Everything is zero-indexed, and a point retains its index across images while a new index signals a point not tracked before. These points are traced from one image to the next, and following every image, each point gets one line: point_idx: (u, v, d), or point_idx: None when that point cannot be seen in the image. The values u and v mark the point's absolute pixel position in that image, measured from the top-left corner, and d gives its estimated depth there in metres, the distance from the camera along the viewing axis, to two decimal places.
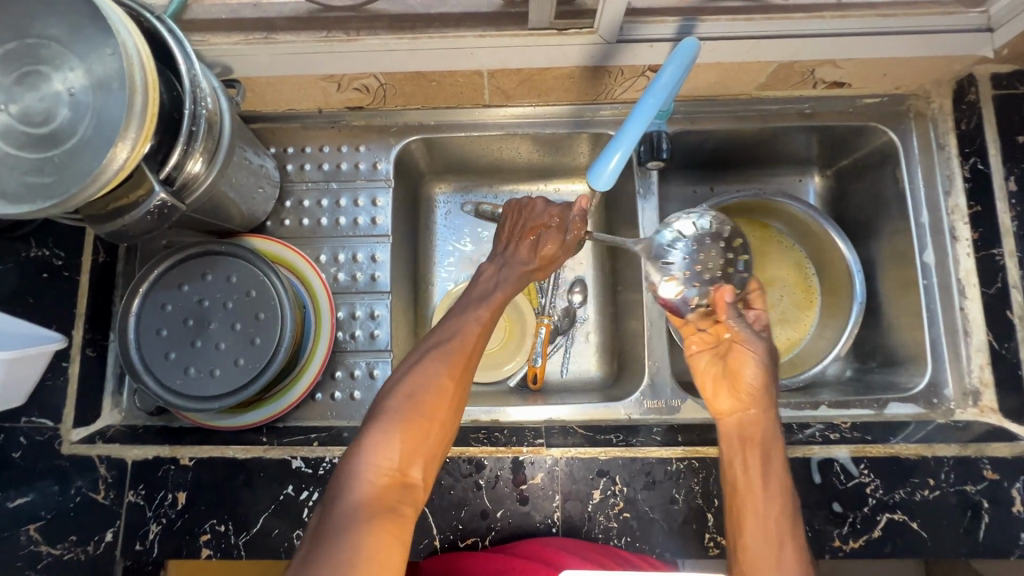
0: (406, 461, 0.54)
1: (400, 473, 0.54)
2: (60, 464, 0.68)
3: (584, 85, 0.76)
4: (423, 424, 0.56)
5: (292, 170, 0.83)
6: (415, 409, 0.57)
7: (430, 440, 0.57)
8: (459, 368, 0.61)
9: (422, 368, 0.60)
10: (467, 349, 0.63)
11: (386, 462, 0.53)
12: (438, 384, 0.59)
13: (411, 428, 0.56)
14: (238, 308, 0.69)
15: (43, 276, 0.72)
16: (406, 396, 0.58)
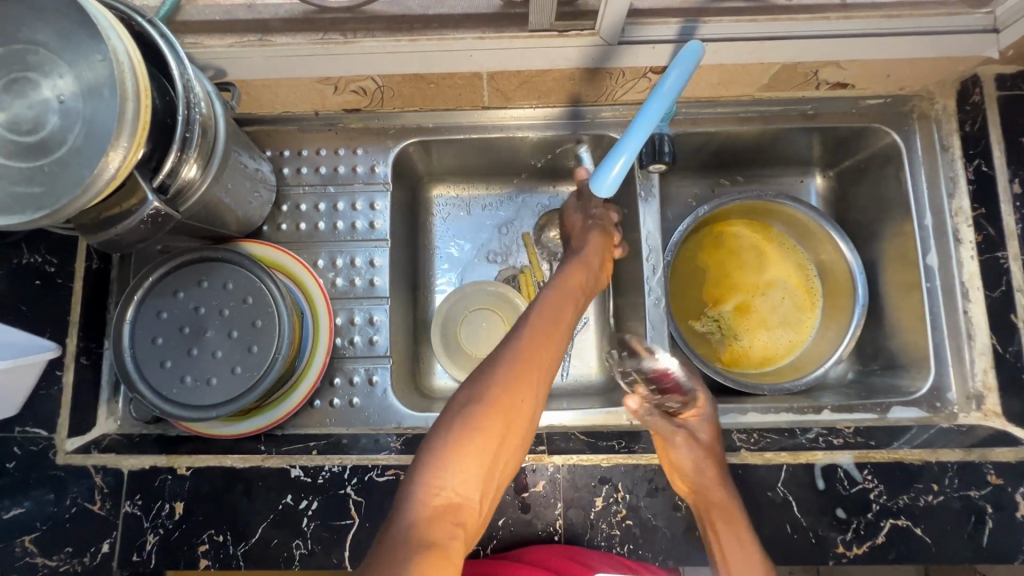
0: (461, 481, 0.50)
1: (453, 496, 0.50)
2: (56, 474, 0.67)
3: (585, 86, 0.75)
4: (488, 438, 0.52)
5: (289, 173, 0.82)
6: (476, 423, 0.52)
7: (489, 459, 0.52)
8: (525, 377, 0.56)
9: (484, 377, 0.55)
10: (535, 359, 0.58)
11: (443, 484, 0.50)
12: (501, 397, 0.54)
13: (471, 446, 0.51)
14: (235, 315, 0.68)
15: (36, 283, 0.71)
16: (465, 411, 0.53)
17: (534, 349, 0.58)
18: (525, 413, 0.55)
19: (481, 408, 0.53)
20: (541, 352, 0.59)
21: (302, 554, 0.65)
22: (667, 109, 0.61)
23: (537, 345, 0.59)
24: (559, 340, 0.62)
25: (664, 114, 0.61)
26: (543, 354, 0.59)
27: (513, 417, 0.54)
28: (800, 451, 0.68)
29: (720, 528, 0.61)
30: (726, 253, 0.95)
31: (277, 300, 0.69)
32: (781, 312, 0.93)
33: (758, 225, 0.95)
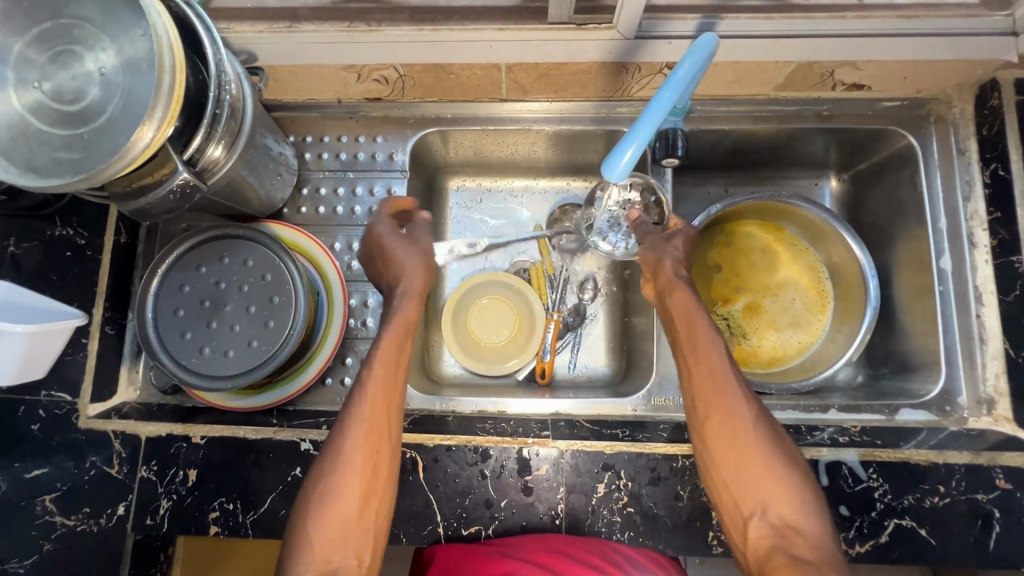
0: (332, 547, 0.54)
1: (326, 562, 0.53)
2: (78, 437, 0.70)
3: (603, 81, 0.76)
4: (348, 507, 0.56)
5: (310, 158, 0.84)
6: (333, 495, 0.56)
7: (357, 517, 0.56)
8: (374, 440, 0.58)
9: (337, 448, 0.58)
10: (384, 419, 0.59)
11: (310, 556, 0.53)
12: (350, 465, 0.57)
13: (329, 517, 0.55)
14: (253, 291, 0.70)
15: (66, 255, 0.74)
16: (320, 490, 0.56)
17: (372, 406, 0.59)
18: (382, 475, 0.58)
19: (332, 483, 0.56)
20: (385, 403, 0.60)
21: None
22: (680, 98, 0.62)
23: (377, 404, 0.59)
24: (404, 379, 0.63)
25: (676, 101, 0.61)
26: (386, 406, 0.60)
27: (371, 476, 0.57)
28: (805, 447, 0.68)
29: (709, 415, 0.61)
30: (736, 252, 0.96)
31: (293, 278, 0.71)
32: (790, 312, 0.93)
33: (770, 225, 0.96)
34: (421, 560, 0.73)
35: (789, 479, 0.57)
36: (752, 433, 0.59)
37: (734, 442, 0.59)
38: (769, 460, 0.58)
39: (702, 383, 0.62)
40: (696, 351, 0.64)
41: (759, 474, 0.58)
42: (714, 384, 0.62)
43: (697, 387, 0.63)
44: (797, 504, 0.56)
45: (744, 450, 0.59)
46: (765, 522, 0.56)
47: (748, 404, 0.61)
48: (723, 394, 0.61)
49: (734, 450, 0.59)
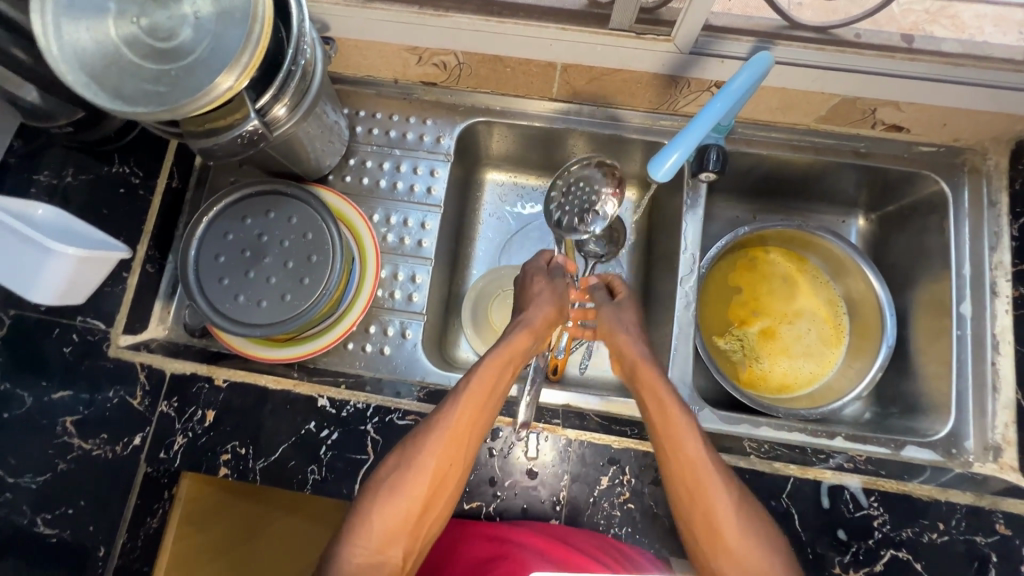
0: (384, 542, 0.60)
1: (378, 554, 0.60)
2: (107, 365, 0.73)
3: (653, 92, 0.79)
4: (406, 518, 0.61)
5: (360, 132, 0.87)
6: (398, 496, 0.61)
7: (410, 525, 0.61)
8: (455, 447, 0.63)
9: (409, 452, 0.63)
10: (467, 426, 0.64)
11: (366, 543, 0.60)
12: (422, 470, 0.62)
13: (392, 515, 0.61)
14: (293, 247, 0.72)
15: (120, 191, 0.77)
16: (387, 484, 0.62)
17: (461, 415, 0.64)
18: (454, 478, 0.63)
19: (405, 478, 0.62)
20: (466, 425, 0.64)
21: (315, 479, 0.68)
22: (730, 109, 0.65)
23: (463, 414, 0.64)
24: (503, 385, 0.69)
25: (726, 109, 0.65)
26: (476, 413, 0.65)
27: (438, 484, 0.62)
28: (809, 467, 0.68)
29: (686, 494, 0.62)
30: (759, 277, 0.98)
31: (333, 241, 0.73)
32: (805, 342, 0.95)
33: (793, 255, 0.98)
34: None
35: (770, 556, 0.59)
36: (744, 527, 0.60)
37: (716, 534, 0.60)
38: (757, 560, 0.59)
39: (682, 478, 0.62)
40: (676, 450, 0.63)
41: (741, 547, 0.59)
42: (699, 471, 0.62)
43: (674, 467, 0.63)
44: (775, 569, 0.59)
45: (728, 548, 0.60)
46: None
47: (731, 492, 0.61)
48: (709, 481, 0.61)
49: (721, 547, 0.60)
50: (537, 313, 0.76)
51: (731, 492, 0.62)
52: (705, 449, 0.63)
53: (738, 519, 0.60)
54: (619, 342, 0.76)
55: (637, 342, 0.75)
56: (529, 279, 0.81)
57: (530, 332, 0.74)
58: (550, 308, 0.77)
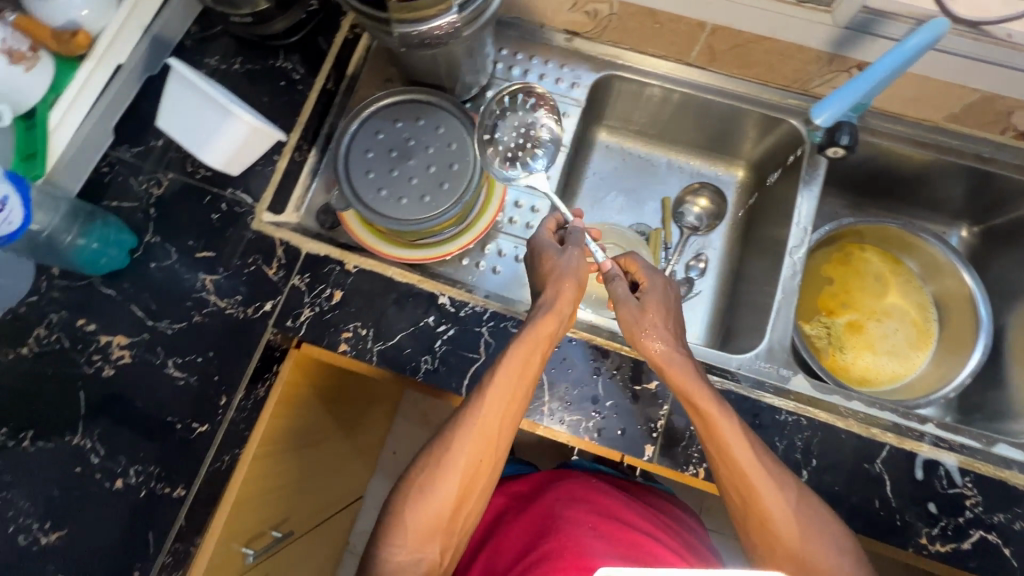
0: (422, 541, 0.64)
1: (418, 550, 0.64)
2: (247, 235, 0.77)
3: (790, 67, 0.82)
4: (439, 520, 0.64)
5: (501, 69, 0.92)
6: (431, 498, 0.64)
7: (446, 521, 0.64)
8: (483, 449, 0.65)
9: (441, 451, 0.66)
10: (494, 432, 0.65)
11: (403, 542, 0.64)
12: (454, 470, 0.65)
13: (426, 516, 0.64)
14: (437, 154, 0.77)
15: (281, 83, 0.83)
16: (419, 483, 0.65)
17: (489, 417, 0.65)
18: (483, 478, 0.66)
19: (438, 480, 0.65)
20: (494, 428, 0.65)
21: (427, 369, 0.72)
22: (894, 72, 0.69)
23: (490, 419, 0.65)
24: (536, 371, 0.67)
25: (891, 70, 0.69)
26: (502, 412, 0.65)
27: (471, 480, 0.65)
28: (906, 438, 0.69)
29: (738, 492, 0.63)
30: (852, 271, 0.99)
31: (475, 155, 0.77)
32: (891, 340, 0.96)
33: (889, 256, 0.99)
34: (517, 476, 0.95)
35: (823, 535, 0.61)
36: (803, 520, 0.61)
37: (774, 522, 0.62)
38: (821, 540, 0.61)
39: (734, 482, 0.63)
40: (726, 459, 0.63)
41: (799, 536, 0.61)
42: (750, 472, 0.62)
43: (730, 471, 0.63)
44: (838, 555, 0.61)
45: (788, 535, 0.61)
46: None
47: (779, 484, 0.62)
48: (761, 484, 0.62)
49: (786, 549, 0.61)
50: (563, 284, 0.69)
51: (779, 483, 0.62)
52: (752, 450, 0.62)
53: (786, 505, 0.62)
54: (654, 328, 0.68)
55: (674, 341, 0.68)
56: (545, 253, 0.72)
57: (557, 315, 0.68)
58: (576, 288, 0.70)
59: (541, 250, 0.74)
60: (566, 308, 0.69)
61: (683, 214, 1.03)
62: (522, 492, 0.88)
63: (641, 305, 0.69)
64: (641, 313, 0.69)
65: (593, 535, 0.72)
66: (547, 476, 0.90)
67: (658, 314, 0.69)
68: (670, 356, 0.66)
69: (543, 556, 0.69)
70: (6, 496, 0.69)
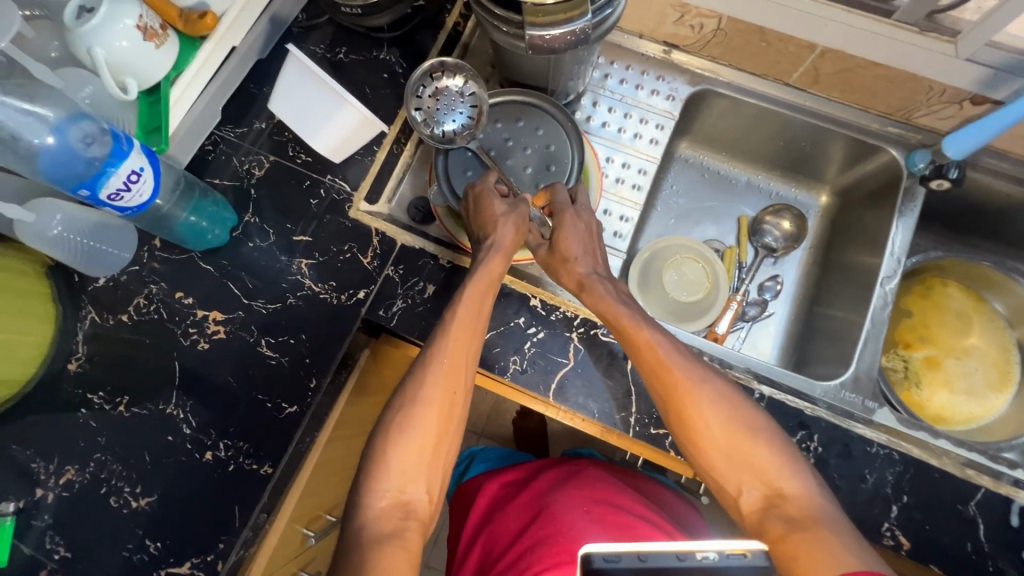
0: (405, 480, 0.62)
1: (401, 494, 0.61)
2: (344, 223, 0.78)
3: (898, 95, 0.81)
4: (414, 457, 0.63)
5: (598, 77, 0.94)
6: (404, 434, 0.63)
7: (427, 460, 0.64)
8: (448, 380, 0.66)
9: (408, 393, 0.66)
10: (452, 361, 0.66)
11: (385, 485, 0.62)
12: (423, 406, 0.65)
13: (401, 451, 0.63)
14: (535, 156, 0.80)
15: (383, 76, 0.85)
16: (392, 427, 0.64)
17: (446, 350, 0.66)
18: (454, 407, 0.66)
19: (409, 418, 0.64)
20: (453, 358, 0.66)
21: (515, 369, 0.73)
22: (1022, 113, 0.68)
23: (449, 353, 0.66)
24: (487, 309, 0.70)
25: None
26: (457, 348, 0.66)
27: (443, 416, 0.65)
28: (1003, 482, 0.67)
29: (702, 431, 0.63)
30: (933, 305, 0.97)
31: (572, 159, 0.80)
32: (971, 379, 0.93)
33: (972, 293, 0.98)
34: (511, 465, 0.95)
35: (761, 433, 0.62)
36: (762, 443, 0.61)
37: (739, 447, 0.61)
38: (777, 457, 0.60)
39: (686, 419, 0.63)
40: (689, 399, 0.63)
41: (753, 455, 0.60)
42: (700, 400, 0.63)
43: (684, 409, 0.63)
44: (777, 468, 0.59)
45: (754, 458, 0.60)
46: (756, 493, 0.59)
47: (725, 404, 0.63)
48: (711, 411, 0.62)
49: (761, 475, 0.60)
50: (505, 231, 0.71)
51: (708, 385, 0.64)
52: (698, 376, 0.64)
53: (723, 410, 0.62)
54: (575, 261, 0.73)
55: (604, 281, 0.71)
56: (486, 199, 0.72)
57: (502, 257, 0.70)
58: (513, 233, 0.72)
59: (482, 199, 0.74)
60: (507, 252, 0.71)
61: (760, 234, 1.01)
62: (516, 478, 0.88)
63: (551, 246, 0.74)
64: (551, 251, 0.74)
65: (586, 520, 0.72)
66: (540, 464, 0.91)
67: (574, 244, 0.73)
68: (593, 284, 0.71)
69: (536, 542, 0.71)
70: (101, 458, 0.71)
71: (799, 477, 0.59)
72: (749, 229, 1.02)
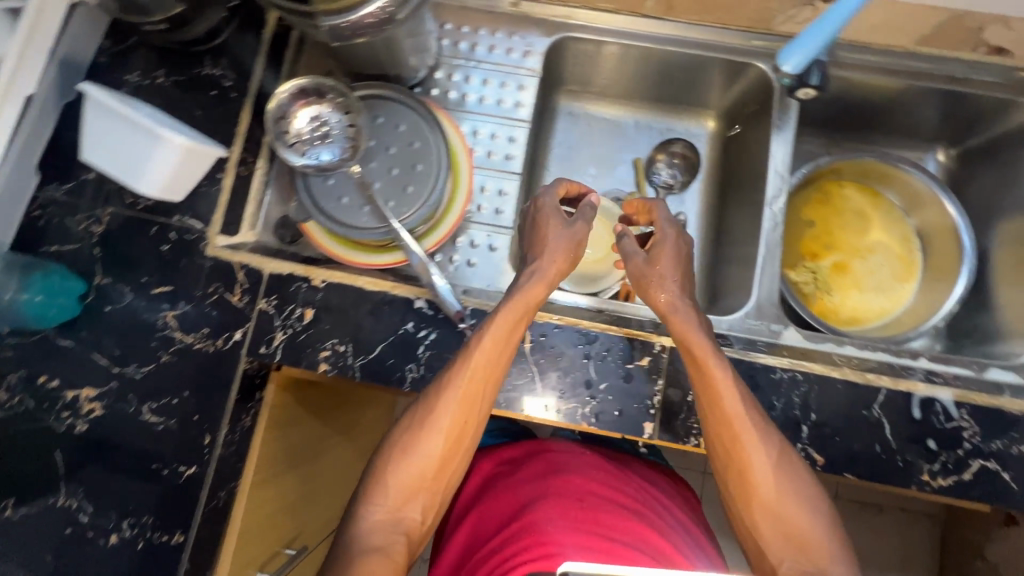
0: (404, 499, 0.63)
1: (397, 509, 0.62)
2: (205, 263, 0.73)
3: (753, 6, 0.77)
4: (422, 477, 0.64)
5: (448, 46, 0.85)
6: (412, 453, 0.63)
7: (429, 480, 0.64)
8: (465, 415, 0.64)
9: (421, 414, 0.64)
10: (476, 391, 0.64)
11: (385, 501, 0.63)
12: (436, 429, 0.63)
13: (407, 473, 0.63)
14: (398, 154, 0.72)
15: (212, 93, 0.77)
16: (402, 445, 0.64)
17: (468, 376, 0.63)
18: (468, 436, 0.65)
19: (420, 439, 0.64)
20: (478, 387, 0.64)
21: (414, 377, 0.70)
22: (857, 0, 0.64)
23: (471, 381, 0.64)
24: (517, 339, 0.66)
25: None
26: (480, 383, 0.64)
27: (451, 441, 0.64)
28: (901, 380, 0.69)
29: (739, 471, 0.62)
30: (832, 210, 0.97)
31: (438, 153, 0.73)
32: (877, 276, 0.95)
33: (868, 190, 0.97)
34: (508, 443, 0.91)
35: (807, 506, 0.61)
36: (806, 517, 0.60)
37: (774, 511, 0.60)
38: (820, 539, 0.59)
39: (727, 448, 0.62)
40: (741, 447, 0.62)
41: (794, 527, 0.60)
42: (750, 448, 0.61)
43: (724, 432, 0.63)
44: (822, 547, 0.59)
45: (788, 523, 0.60)
46: (795, 566, 0.59)
47: (773, 461, 0.61)
48: (758, 466, 0.61)
49: (793, 543, 0.59)
50: (557, 254, 0.69)
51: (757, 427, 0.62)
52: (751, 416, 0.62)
53: (774, 465, 0.61)
54: (664, 282, 0.69)
55: (694, 313, 0.67)
56: (543, 220, 0.72)
57: (545, 283, 0.68)
58: (561, 256, 0.70)
59: (541, 213, 0.74)
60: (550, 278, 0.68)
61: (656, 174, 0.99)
62: (511, 456, 0.85)
63: (650, 257, 0.72)
64: (647, 262, 0.72)
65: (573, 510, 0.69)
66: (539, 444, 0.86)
67: (669, 267, 0.71)
68: (675, 308, 0.67)
69: (519, 531, 0.66)
70: None
71: (840, 559, 0.59)
72: (645, 170, 0.99)
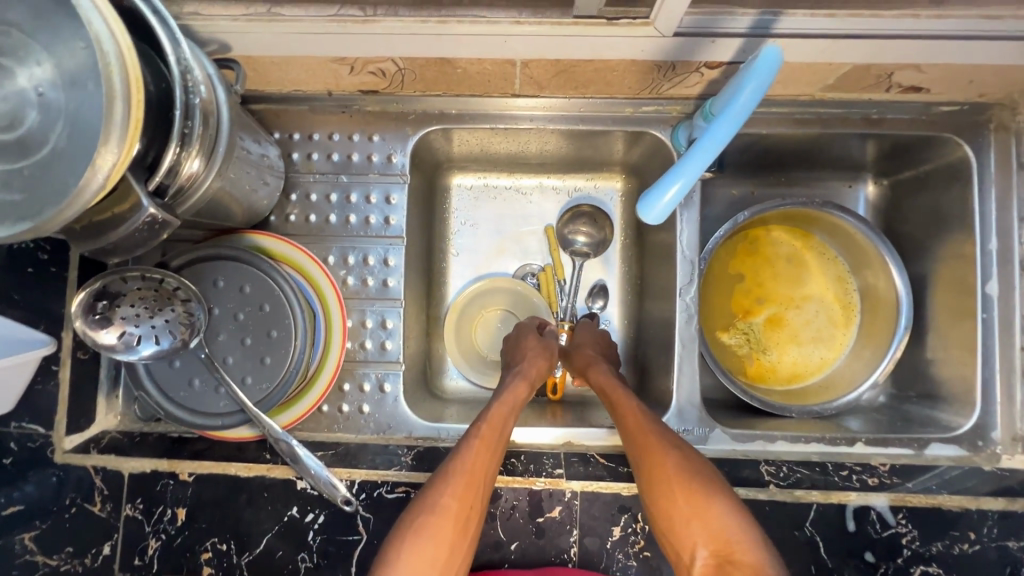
0: None
1: None
2: (56, 471, 0.64)
3: (635, 78, 0.67)
4: (429, 569, 0.52)
5: (298, 159, 0.76)
6: (421, 540, 0.52)
7: (436, 574, 0.52)
8: (471, 500, 0.56)
9: (430, 493, 0.56)
10: (485, 472, 0.58)
11: None
12: (445, 510, 0.54)
13: (415, 563, 0.51)
14: (249, 320, 0.65)
15: (28, 271, 0.64)
16: (415, 526, 0.53)
17: (477, 452, 0.58)
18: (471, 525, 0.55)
19: (429, 521, 0.53)
20: (485, 464, 0.58)
21: (307, 567, 0.62)
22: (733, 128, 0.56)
23: (479, 456, 0.58)
24: (508, 428, 0.63)
25: (736, 130, 0.56)
26: (489, 447, 0.59)
27: (459, 529, 0.54)
28: (832, 490, 0.64)
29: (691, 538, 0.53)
30: (761, 261, 0.90)
31: (293, 312, 0.65)
32: (814, 327, 0.88)
33: (797, 232, 0.90)
34: None
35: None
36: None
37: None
38: None
39: (670, 515, 0.56)
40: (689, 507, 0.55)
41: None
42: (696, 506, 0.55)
43: (664, 499, 0.57)
44: None
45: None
46: None
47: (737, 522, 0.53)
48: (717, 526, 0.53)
49: None
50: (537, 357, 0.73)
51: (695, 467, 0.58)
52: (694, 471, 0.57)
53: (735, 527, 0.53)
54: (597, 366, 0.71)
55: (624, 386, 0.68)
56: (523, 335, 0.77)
57: (528, 381, 0.69)
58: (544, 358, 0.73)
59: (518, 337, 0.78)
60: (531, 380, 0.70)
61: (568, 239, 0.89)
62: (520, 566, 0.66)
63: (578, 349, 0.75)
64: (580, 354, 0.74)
65: None
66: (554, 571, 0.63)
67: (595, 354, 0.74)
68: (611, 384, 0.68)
69: None
70: None
71: None
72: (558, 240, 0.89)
